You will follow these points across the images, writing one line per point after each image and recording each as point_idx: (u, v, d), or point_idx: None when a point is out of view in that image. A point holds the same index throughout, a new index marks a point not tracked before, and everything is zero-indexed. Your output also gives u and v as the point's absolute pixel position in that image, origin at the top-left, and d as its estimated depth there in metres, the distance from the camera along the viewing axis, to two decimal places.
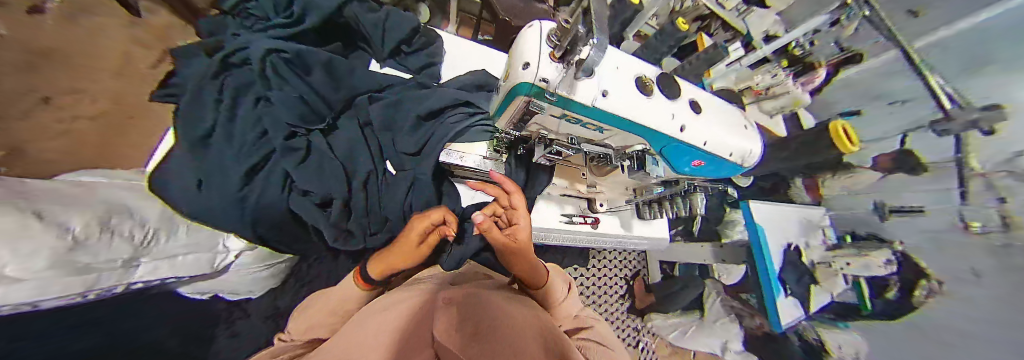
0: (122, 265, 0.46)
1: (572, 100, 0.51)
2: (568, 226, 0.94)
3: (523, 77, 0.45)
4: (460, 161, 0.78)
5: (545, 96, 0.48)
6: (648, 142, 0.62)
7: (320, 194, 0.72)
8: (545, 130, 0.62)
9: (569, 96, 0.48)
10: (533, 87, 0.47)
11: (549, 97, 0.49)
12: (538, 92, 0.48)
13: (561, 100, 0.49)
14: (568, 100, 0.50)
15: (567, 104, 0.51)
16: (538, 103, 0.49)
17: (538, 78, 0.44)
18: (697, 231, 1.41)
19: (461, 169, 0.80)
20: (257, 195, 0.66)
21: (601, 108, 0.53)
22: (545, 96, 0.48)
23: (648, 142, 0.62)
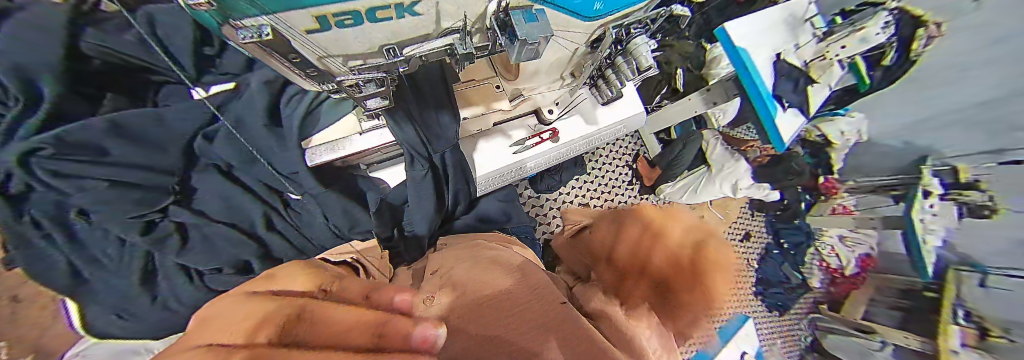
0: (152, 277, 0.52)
1: (385, 26, 0.20)
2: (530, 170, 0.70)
3: (313, 55, 0.22)
4: (336, 153, 0.50)
5: (333, 24, 0.18)
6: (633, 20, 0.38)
7: (241, 259, 0.57)
8: (482, 109, 0.52)
9: (347, 7, 0.16)
10: (297, 15, 0.16)
11: (336, 27, 0.19)
12: (341, 45, 0.21)
13: (331, 15, 0.17)
14: (388, 26, 0.21)
15: (393, 21, 0.20)
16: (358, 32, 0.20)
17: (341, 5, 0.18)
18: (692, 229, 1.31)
19: (362, 159, 0.55)
20: (175, 297, 0.56)
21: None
22: (252, 29, 0.16)
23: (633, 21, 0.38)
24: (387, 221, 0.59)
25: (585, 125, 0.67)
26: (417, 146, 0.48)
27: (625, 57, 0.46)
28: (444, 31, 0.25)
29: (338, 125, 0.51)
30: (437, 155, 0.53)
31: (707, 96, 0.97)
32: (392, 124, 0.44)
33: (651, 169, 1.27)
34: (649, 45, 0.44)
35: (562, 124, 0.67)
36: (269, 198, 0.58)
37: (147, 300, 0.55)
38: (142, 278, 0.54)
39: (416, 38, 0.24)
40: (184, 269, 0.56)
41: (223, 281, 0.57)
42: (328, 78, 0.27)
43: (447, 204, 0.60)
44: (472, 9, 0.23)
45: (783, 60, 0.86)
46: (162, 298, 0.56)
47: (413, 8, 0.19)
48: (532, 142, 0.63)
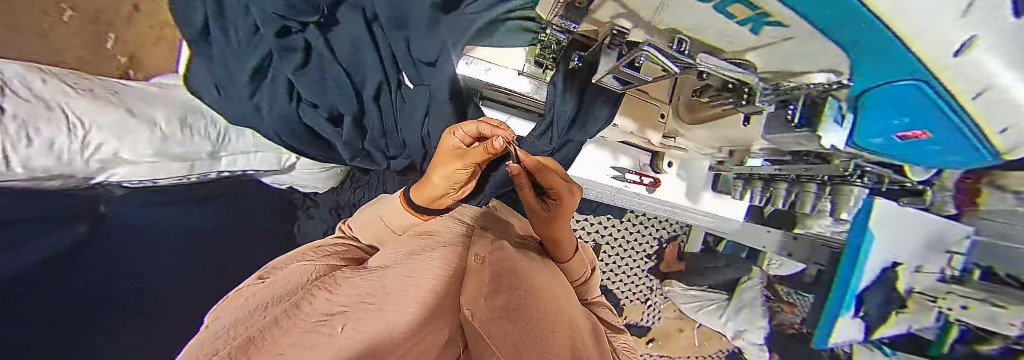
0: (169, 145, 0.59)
1: (716, 20, 0.18)
2: (609, 190, 0.70)
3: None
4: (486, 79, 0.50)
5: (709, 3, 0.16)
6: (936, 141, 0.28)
7: (340, 111, 0.56)
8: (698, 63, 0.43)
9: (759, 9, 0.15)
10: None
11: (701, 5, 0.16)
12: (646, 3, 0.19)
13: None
14: (721, 23, 0.18)
15: (736, 26, 0.18)
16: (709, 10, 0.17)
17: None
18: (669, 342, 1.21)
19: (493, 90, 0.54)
20: (269, 107, 0.54)
21: (877, 48, 0.16)
22: None
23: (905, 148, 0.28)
24: None
25: (684, 197, 0.70)
26: (562, 124, 0.50)
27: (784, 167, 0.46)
28: (752, 62, 0.24)
29: (505, 53, 0.50)
30: (564, 141, 0.54)
31: (787, 242, 0.79)
32: (556, 91, 0.46)
33: (677, 260, 1.20)
34: (844, 169, 0.38)
35: (666, 178, 0.70)
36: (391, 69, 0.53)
37: (247, 94, 0.52)
38: (253, 73, 0.51)
39: (714, 51, 0.24)
40: (290, 88, 0.54)
41: (314, 120, 0.55)
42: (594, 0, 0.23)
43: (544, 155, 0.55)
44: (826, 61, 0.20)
45: (892, 273, 0.55)
46: (259, 99, 0.53)
47: (778, 31, 0.17)
48: (630, 178, 0.67)
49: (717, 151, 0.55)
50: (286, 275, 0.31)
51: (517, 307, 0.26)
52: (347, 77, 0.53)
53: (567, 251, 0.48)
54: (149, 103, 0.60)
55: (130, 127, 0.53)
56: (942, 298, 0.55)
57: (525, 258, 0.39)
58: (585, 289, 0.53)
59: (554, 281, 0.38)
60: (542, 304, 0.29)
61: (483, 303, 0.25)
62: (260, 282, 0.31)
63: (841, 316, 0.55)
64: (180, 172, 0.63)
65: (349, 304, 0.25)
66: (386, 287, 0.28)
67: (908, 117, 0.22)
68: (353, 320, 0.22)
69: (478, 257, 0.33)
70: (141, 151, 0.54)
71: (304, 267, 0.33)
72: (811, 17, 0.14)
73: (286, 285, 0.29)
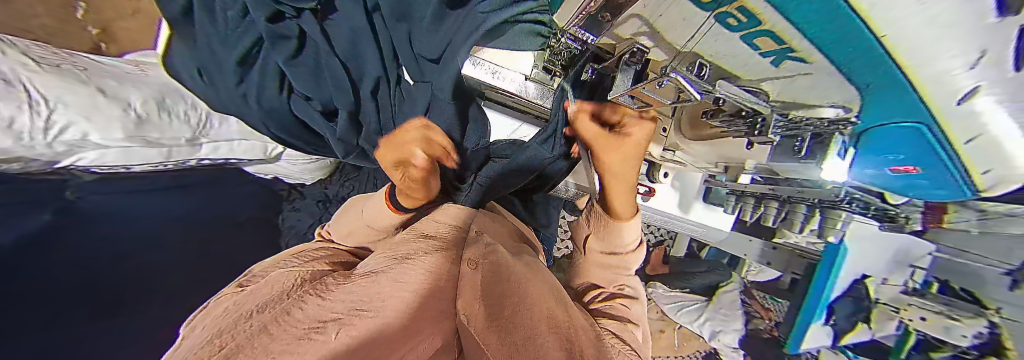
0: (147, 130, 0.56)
1: (738, 48, 0.19)
2: None
3: (640, 10, 0.21)
4: (495, 80, 0.50)
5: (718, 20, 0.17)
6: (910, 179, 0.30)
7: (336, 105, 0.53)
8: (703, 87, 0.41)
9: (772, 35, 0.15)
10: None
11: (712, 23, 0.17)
12: (678, 29, 0.21)
13: (752, 24, 0.16)
14: (748, 52, 0.19)
15: (758, 56, 0.19)
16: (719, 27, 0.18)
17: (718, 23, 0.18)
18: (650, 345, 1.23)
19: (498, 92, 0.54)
20: (257, 96, 0.52)
21: (889, 90, 0.16)
22: None
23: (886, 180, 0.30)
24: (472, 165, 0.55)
25: (677, 207, 0.72)
26: (564, 133, 0.50)
27: (777, 187, 0.48)
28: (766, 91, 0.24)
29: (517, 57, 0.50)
30: (567, 146, 0.53)
31: (768, 251, 0.80)
32: (564, 98, 0.47)
33: (663, 264, 1.19)
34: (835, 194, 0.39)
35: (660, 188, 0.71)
36: (390, 59, 0.50)
37: (233, 81, 0.50)
38: (239, 60, 0.49)
39: (734, 78, 0.24)
40: (281, 78, 0.52)
41: (305, 112, 0.53)
42: (620, 16, 0.24)
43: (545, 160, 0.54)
44: (825, 92, 0.20)
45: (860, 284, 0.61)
46: (246, 88, 0.51)
47: (801, 66, 0.18)
48: None
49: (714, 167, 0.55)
50: (260, 288, 0.28)
51: (515, 314, 0.18)
52: (342, 67, 0.50)
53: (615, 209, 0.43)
54: (125, 82, 0.56)
55: (99, 107, 0.50)
56: (904, 310, 0.61)
57: (525, 269, 0.36)
58: (607, 278, 0.47)
59: (554, 292, 0.34)
60: (548, 313, 0.22)
61: (465, 310, 0.18)
62: (236, 295, 0.28)
63: (813, 323, 0.64)
64: (159, 160, 0.61)
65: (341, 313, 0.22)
66: (359, 294, 0.24)
67: (903, 151, 0.22)
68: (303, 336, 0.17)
69: (468, 261, 0.27)
70: (112, 134, 0.51)
71: (281, 278, 0.30)
72: (829, 51, 0.15)
73: (261, 300, 0.26)
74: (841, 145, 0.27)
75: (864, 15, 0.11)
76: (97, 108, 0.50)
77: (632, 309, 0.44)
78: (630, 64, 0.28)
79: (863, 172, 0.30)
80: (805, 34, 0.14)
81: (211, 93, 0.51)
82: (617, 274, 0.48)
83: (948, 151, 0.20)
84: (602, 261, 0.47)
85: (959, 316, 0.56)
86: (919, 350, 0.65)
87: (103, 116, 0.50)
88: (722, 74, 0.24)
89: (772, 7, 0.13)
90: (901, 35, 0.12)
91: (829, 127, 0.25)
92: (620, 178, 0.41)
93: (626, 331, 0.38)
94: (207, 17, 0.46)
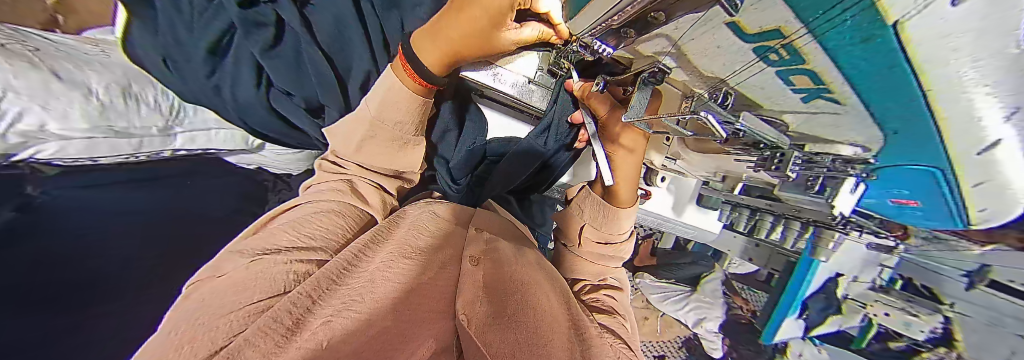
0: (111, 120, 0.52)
1: (765, 80, 0.18)
2: None
3: (668, 30, 0.20)
4: (493, 84, 0.46)
5: (762, 46, 0.15)
6: (890, 213, 0.32)
7: (321, 102, 0.50)
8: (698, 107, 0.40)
9: (818, 66, 0.13)
10: (775, 20, 0.12)
11: (753, 49, 0.15)
12: (705, 53, 0.19)
13: (792, 62, 0.14)
14: (774, 87, 0.18)
15: (788, 92, 0.17)
16: (762, 58, 0.16)
17: (755, 58, 0.16)
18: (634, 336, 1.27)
19: (493, 94, 0.50)
20: (232, 91, 0.48)
21: (911, 134, 0.16)
22: None
23: (884, 209, 0.31)
24: (469, 167, 0.53)
25: (670, 208, 0.74)
26: (564, 140, 0.51)
27: (773, 203, 0.48)
28: (789, 127, 0.22)
29: (520, 59, 0.46)
30: (562, 145, 0.52)
31: (749, 247, 0.80)
32: (563, 96, 0.46)
33: (650, 256, 1.21)
34: (831, 218, 0.38)
35: (656, 191, 0.73)
36: (380, 51, 0.47)
37: (204, 72, 0.46)
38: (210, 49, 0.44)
39: (754, 107, 0.22)
40: (257, 70, 0.48)
41: (289, 108, 0.50)
42: (645, 34, 0.23)
43: (545, 152, 0.51)
44: (837, 133, 0.19)
45: (834, 283, 0.62)
46: (220, 79, 0.47)
47: (829, 106, 0.16)
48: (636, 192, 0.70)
49: (713, 176, 0.56)
50: (241, 275, 0.25)
51: (514, 312, 0.27)
52: (327, 61, 0.46)
53: (614, 203, 0.48)
54: (82, 64, 0.51)
55: (55, 92, 0.46)
56: (870, 304, 0.60)
57: (518, 253, 0.39)
58: (596, 270, 0.50)
59: (551, 283, 0.36)
60: (538, 305, 0.30)
61: (479, 307, 0.26)
62: (216, 282, 0.25)
63: (787, 317, 0.68)
64: (136, 153, 0.59)
65: (343, 296, 0.23)
66: (372, 277, 0.25)
67: (906, 187, 0.23)
68: (345, 314, 0.21)
69: (470, 259, 0.32)
70: (74, 124, 0.48)
71: (265, 260, 0.27)
72: (868, 97, 0.13)
73: (251, 290, 0.23)
74: (854, 183, 0.27)
75: (914, 59, 0.10)
76: (49, 95, 0.46)
77: (617, 299, 0.48)
78: (648, 83, 0.27)
79: (864, 202, 0.31)
80: (850, 76, 0.13)
81: (180, 84, 0.46)
82: (605, 267, 0.51)
83: (953, 189, 0.20)
84: (595, 251, 0.50)
85: (915, 310, 0.51)
86: (877, 339, 0.64)
87: (55, 101, 0.46)
88: (745, 104, 0.22)
89: (821, 43, 0.12)
90: (954, 85, 0.11)
91: (842, 167, 0.24)
92: (621, 168, 0.44)
93: (615, 322, 0.42)
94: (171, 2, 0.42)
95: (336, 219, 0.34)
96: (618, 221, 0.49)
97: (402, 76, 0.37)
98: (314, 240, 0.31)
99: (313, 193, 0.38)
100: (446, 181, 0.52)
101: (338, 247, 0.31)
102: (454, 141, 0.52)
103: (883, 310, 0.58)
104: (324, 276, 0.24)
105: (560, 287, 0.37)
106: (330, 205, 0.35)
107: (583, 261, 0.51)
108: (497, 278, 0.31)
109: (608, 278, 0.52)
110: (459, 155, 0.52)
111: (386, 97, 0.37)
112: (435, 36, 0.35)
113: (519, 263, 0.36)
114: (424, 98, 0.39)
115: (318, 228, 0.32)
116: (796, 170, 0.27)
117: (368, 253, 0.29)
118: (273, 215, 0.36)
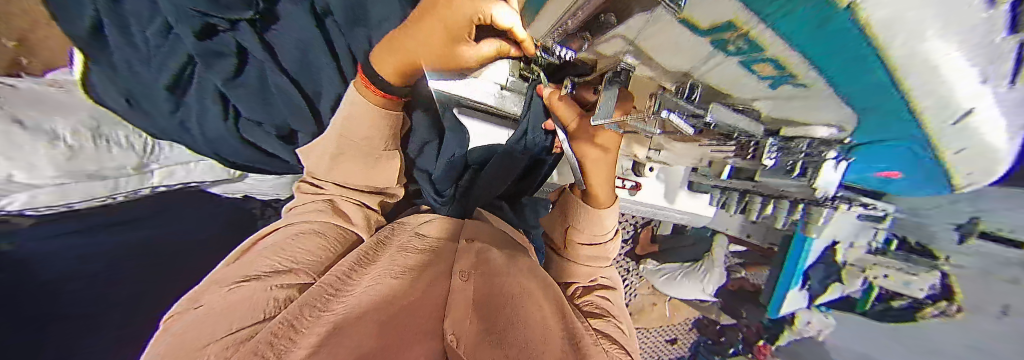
0: (85, 165, 0.55)
1: (729, 70, 0.17)
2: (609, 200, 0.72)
3: (622, 30, 0.19)
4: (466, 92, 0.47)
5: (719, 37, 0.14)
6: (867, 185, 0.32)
7: (293, 128, 0.50)
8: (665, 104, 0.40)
9: (782, 50, 0.13)
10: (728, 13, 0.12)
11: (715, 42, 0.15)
12: (665, 50, 0.19)
13: (752, 51, 0.14)
14: (740, 77, 0.17)
15: (753, 79, 0.17)
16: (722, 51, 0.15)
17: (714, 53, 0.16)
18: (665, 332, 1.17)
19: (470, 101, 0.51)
20: (199, 125, 0.48)
21: (888, 109, 0.15)
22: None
23: (862, 181, 0.32)
24: (450, 177, 0.52)
25: (662, 197, 0.75)
26: (544, 143, 0.51)
27: (758, 185, 0.49)
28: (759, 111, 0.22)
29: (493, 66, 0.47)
30: (543, 147, 0.52)
31: (746, 224, 0.80)
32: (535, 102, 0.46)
33: (651, 242, 1.18)
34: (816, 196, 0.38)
35: (646, 181, 0.73)
36: (350, 72, 0.45)
37: (168, 110, 0.45)
38: (170, 84, 0.43)
39: (725, 98, 0.21)
40: (223, 102, 0.47)
41: (261, 138, 0.50)
42: (601, 37, 0.22)
43: (523, 157, 0.51)
44: (810, 114, 0.19)
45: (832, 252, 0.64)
46: (184, 115, 0.47)
47: (799, 89, 0.16)
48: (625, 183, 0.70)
49: (699, 163, 0.57)
50: (224, 304, 0.24)
51: (509, 322, 0.26)
52: (297, 89, 0.46)
53: (596, 204, 0.47)
54: (50, 112, 0.52)
55: (18, 142, 0.49)
56: (869, 268, 0.62)
57: (512, 263, 0.38)
58: (587, 271, 0.50)
59: (543, 290, 0.35)
60: (533, 314, 0.29)
61: (471, 324, 0.25)
62: (193, 313, 0.24)
63: (789, 289, 0.70)
64: (114, 195, 0.60)
65: (330, 321, 0.21)
66: (362, 300, 0.25)
67: (887, 161, 0.24)
68: (325, 337, 0.19)
69: (461, 272, 0.32)
70: (40, 171, 0.51)
71: (251, 287, 0.25)
72: (838, 75, 0.13)
73: (217, 325, 0.21)
74: (834, 164, 0.26)
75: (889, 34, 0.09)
76: (17, 146, 0.49)
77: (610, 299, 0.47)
78: (614, 84, 0.26)
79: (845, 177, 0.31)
80: (814, 57, 0.12)
81: (147, 125, 0.46)
82: (596, 267, 0.51)
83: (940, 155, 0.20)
84: (585, 253, 0.50)
85: (916, 270, 0.57)
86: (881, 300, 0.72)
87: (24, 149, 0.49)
88: (714, 94, 0.22)
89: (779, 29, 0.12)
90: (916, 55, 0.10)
91: (820, 148, 0.24)
92: (599, 170, 0.42)
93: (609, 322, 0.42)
94: (122, 39, 0.39)
95: (317, 241, 0.33)
96: (603, 220, 0.48)
97: (368, 94, 0.35)
98: (296, 262, 0.30)
99: (297, 214, 0.38)
100: (430, 193, 0.51)
101: (321, 270, 0.30)
102: (433, 153, 0.50)
103: (882, 273, 0.60)
104: (311, 302, 0.23)
105: (554, 295, 0.36)
106: (315, 227, 0.35)
107: (572, 263, 0.50)
108: (489, 293, 0.30)
109: (597, 279, 0.51)
110: (438, 167, 0.51)
111: (362, 117, 0.36)
112: (396, 47, 0.33)
113: (512, 273, 0.35)
114: (393, 111, 0.37)
115: (299, 251, 0.31)
116: (773, 156, 0.27)
117: (356, 278, 0.28)
118: (258, 238, 0.35)
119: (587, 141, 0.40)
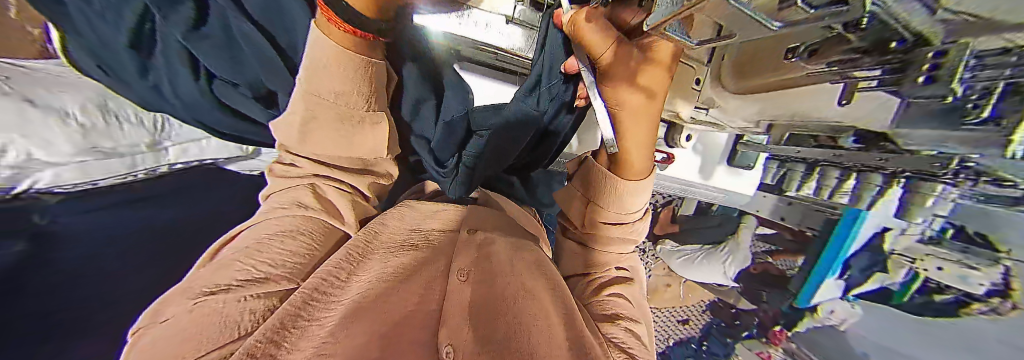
0: (109, 143, 0.56)
1: None
2: None
3: None
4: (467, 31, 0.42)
5: None
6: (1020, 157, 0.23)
7: (269, 87, 0.42)
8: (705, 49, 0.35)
9: None
10: None
11: None
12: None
13: None
14: None
15: None
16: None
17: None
18: (696, 318, 1.09)
19: (475, 45, 0.45)
20: (173, 89, 0.43)
21: None
22: None
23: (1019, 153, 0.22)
24: (451, 145, 0.48)
25: (696, 173, 0.67)
26: (564, 97, 0.43)
27: (843, 154, 0.44)
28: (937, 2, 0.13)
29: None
30: (559, 101, 0.44)
31: (780, 206, 0.70)
32: (552, 41, 0.37)
33: (671, 223, 1.10)
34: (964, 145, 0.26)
35: (680, 152, 0.64)
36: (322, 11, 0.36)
37: (137, 72, 0.41)
38: (132, 41, 0.38)
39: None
40: (192, 60, 0.41)
41: (241, 102, 0.44)
42: None
43: (541, 115, 0.44)
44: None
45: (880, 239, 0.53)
46: (156, 78, 0.43)
47: None
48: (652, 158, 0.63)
49: (752, 125, 0.49)
50: (186, 320, 0.18)
51: (516, 324, 0.24)
52: (268, 39, 0.38)
53: (628, 173, 0.41)
54: (50, 87, 0.51)
55: (32, 120, 0.47)
56: (920, 259, 0.50)
57: (513, 257, 0.35)
58: (605, 260, 0.45)
59: (550, 289, 0.31)
60: (540, 310, 0.27)
61: (476, 331, 0.22)
62: (154, 331, 0.18)
63: (826, 280, 0.62)
64: (134, 172, 0.61)
65: (316, 337, 0.18)
66: (352, 308, 0.21)
67: None
68: (310, 358, 0.15)
69: (458, 272, 0.29)
70: (58, 148, 0.50)
71: (218, 300, 0.20)
72: None
73: (180, 348, 0.16)
74: None
75: None
76: (34, 127, 0.47)
77: (630, 293, 0.43)
78: None
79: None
80: None
81: (124, 89, 0.44)
82: (615, 255, 0.46)
83: None
84: (612, 235, 0.45)
85: (973, 263, 0.43)
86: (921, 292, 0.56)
87: (41, 131, 0.48)
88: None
89: None
90: None
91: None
92: (633, 126, 0.37)
93: (631, 322, 0.37)
94: None
95: (301, 241, 0.29)
96: (638, 184, 0.41)
97: (337, 34, 0.29)
98: (276, 267, 0.26)
99: (272, 208, 0.33)
100: (431, 165, 0.48)
101: (304, 276, 0.27)
102: (431, 114, 0.46)
103: (939, 266, 0.47)
104: (292, 309, 0.19)
105: (563, 288, 0.33)
106: (296, 224, 0.31)
107: (591, 252, 0.46)
108: (490, 292, 0.27)
109: (610, 270, 0.46)
110: (436, 131, 0.46)
111: (331, 67, 0.30)
112: None
113: (515, 270, 0.32)
114: (366, 56, 0.31)
115: (280, 253, 0.27)
116: (966, 75, 0.19)
117: (341, 284, 0.25)
118: (222, 244, 0.30)
119: (626, 83, 0.33)
